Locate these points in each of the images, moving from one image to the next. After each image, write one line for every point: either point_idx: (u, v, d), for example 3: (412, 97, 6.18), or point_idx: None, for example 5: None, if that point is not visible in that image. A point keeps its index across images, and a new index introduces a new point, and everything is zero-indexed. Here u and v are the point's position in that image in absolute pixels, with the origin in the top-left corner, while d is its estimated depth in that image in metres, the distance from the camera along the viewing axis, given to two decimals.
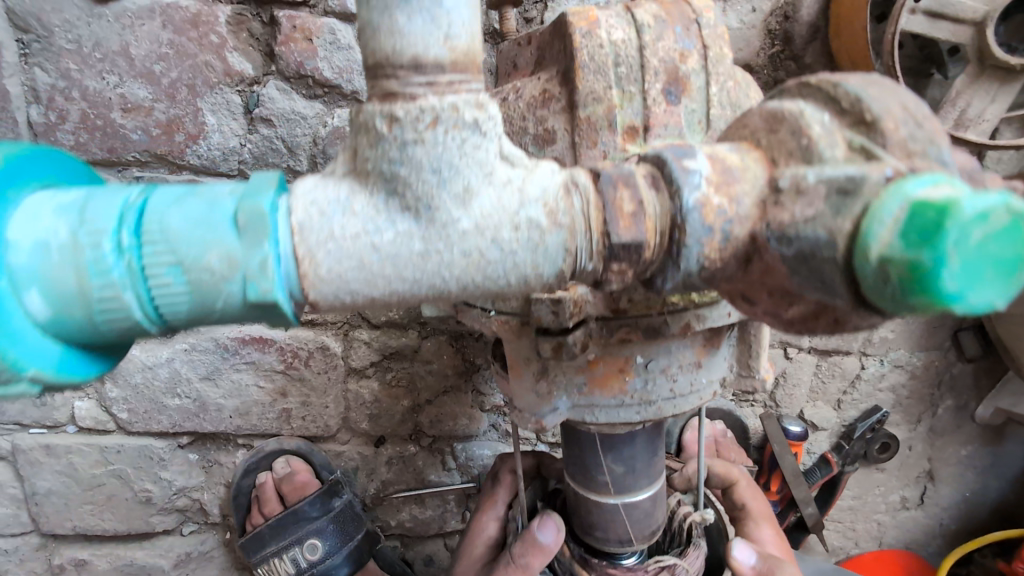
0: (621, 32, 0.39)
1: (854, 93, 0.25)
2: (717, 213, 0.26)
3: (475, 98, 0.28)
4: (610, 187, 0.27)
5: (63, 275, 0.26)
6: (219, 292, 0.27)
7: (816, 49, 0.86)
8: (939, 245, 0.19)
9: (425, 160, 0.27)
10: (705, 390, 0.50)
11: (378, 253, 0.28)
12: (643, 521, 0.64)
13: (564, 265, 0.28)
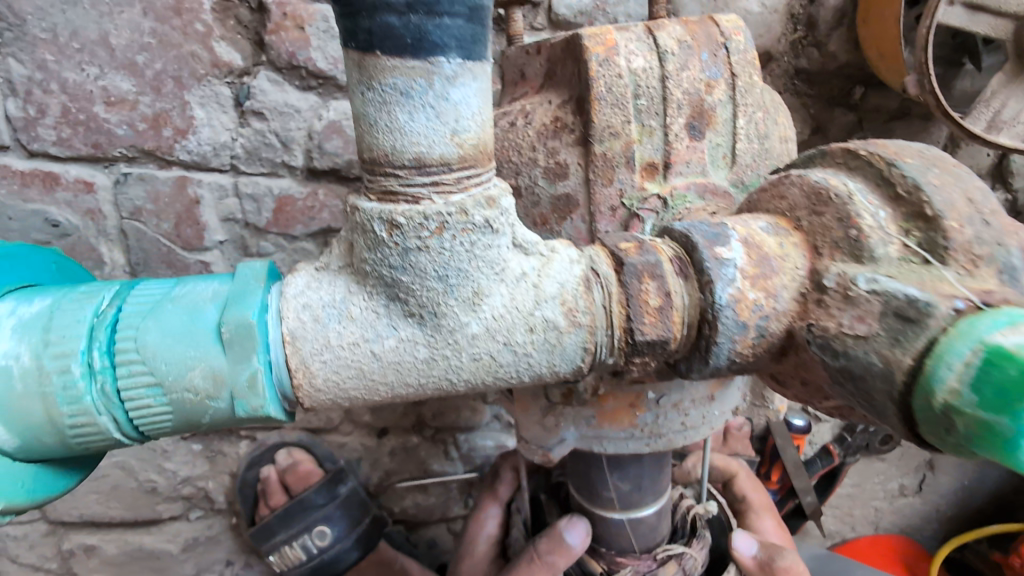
0: (642, 59, 0.36)
1: (912, 181, 0.30)
2: (753, 309, 0.31)
3: (485, 197, 0.31)
4: (635, 279, 0.32)
5: (31, 403, 0.31)
6: (206, 407, 0.32)
7: (842, 35, 0.80)
8: (1016, 415, 0.23)
9: (429, 266, 0.31)
10: (716, 421, 0.49)
11: (379, 360, 0.32)
12: (647, 535, 0.63)
13: (583, 361, 0.33)
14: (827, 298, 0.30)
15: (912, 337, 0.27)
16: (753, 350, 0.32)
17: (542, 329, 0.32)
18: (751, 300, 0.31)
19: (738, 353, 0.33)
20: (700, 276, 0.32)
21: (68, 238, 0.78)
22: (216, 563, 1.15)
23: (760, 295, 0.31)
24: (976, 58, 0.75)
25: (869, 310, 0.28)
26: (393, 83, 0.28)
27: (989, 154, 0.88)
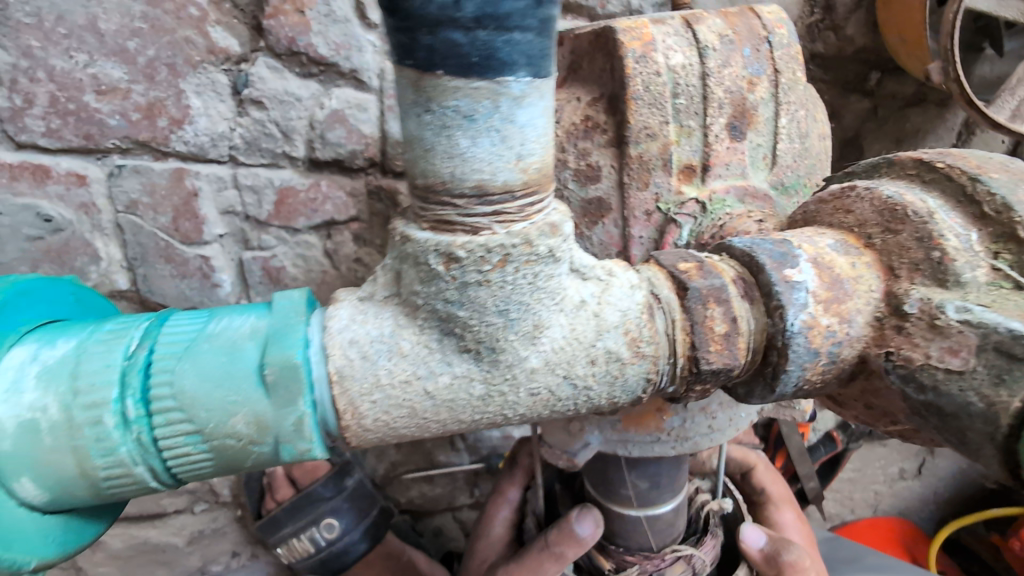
0: (681, 55, 0.35)
1: (1003, 199, 0.29)
2: (826, 335, 0.30)
3: (549, 225, 0.30)
4: (699, 304, 0.31)
5: (64, 455, 0.31)
6: (250, 451, 0.32)
7: (859, 19, 0.78)
8: None
9: (488, 300, 0.30)
10: (742, 422, 0.48)
11: (433, 398, 0.32)
12: (664, 531, 0.63)
13: (643, 392, 0.33)
14: (909, 326, 0.30)
15: (1018, 376, 0.26)
16: (822, 376, 0.32)
17: (603, 362, 0.32)
18: (824, 327, 0.30)
19: (804, 380, 0.32)
20: (768, 300, 0.31)
21: (62, 233, 0.75)
22: (223, 553, 1.17)
23: (833, 320, 0.30)
24: (998, 42, 0.73)
25: (964, 342, 0.27)
26: (455, 105, 0.28)
27: (1004, 141, 0.87)
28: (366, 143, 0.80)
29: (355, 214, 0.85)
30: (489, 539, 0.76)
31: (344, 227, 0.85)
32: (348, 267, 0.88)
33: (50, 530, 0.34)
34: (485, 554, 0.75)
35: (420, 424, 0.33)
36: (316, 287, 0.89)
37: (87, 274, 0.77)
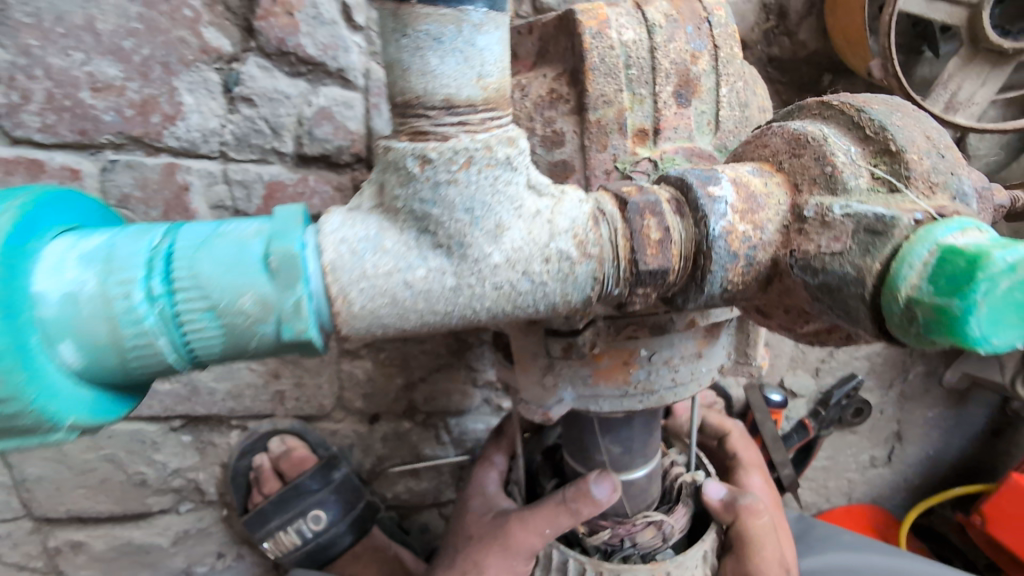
0: (633, 32, 0.39)
1: (878, 122, 0.34)
2: (743, 239, 0.35)
3: (506, 137, 0.35)
4: (637, 215, 0.35)
5: (95, 325, 0.32)
6: (255, 330, 0.34)
7: (811, 24, 0.85)
8: (967, 295, 0.27)
9: (457, 199, 0.35)
10: (704, 377, 0.52)
11: (410, 288, 0.35)
12: (638, 497, 0.67)
13: (593, 292, 0.36)
14: (806, 226, 0.34)
15: (881, 246, 0.30)
16: (742, 278, 0.36)
17: (557, 260, 0.35)
18: (740, 232, 0.35)
19: (728, 280, 0.36)
20: (695, 213, 0.35)
21: None
22: (207, 555, 1.17)
23: (748, 227, 0.35)
24: (934, 46, 0.81)
25: (844, 230, 0.32)
26: (426, 30, 0.33)
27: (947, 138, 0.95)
28: (353, 140, 0.85)
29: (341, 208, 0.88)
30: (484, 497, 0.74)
31: None
32: None
33: (85, 397, 0.34)
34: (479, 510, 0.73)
35: (402, 318, 0.36)
36: None
37: None
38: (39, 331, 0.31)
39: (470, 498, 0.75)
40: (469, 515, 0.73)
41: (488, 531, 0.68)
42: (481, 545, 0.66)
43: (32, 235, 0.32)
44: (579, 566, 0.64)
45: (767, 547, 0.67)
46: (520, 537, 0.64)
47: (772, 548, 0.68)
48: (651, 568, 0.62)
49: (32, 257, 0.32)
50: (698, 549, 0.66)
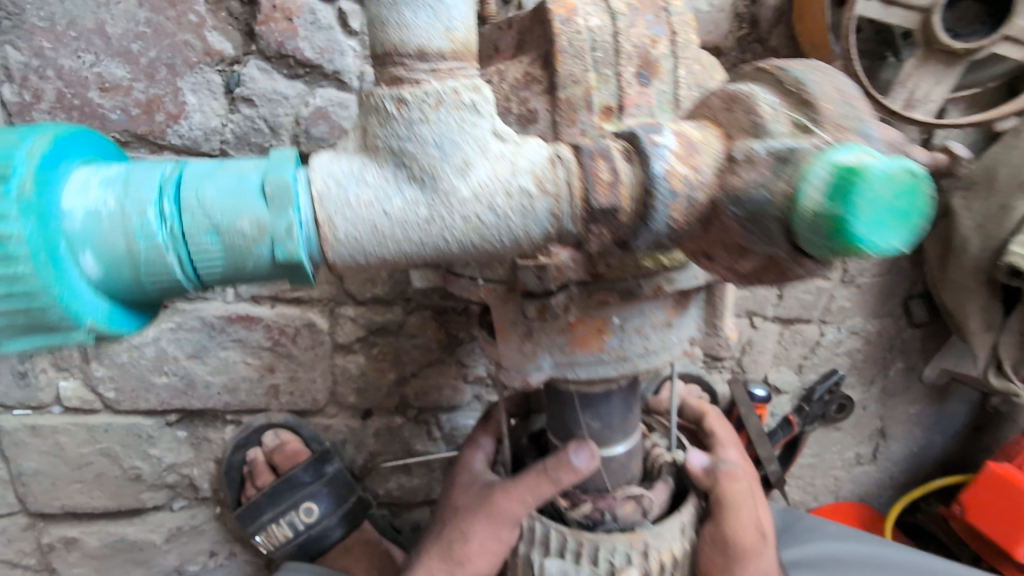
0: (598, 19, 0.43)
1: (797, 79, 0.34)
2: (682, 181, 0.32)
3: (472, 84, 0.36)
4: (589, 160, 0.33)
5: (113, 238, 0.33)
6: (251, 251, 0.34)
7: (781, 32, 0.90)
8: (851, 201, 0.25)
9: (430, 137, 0.35)
10: (675, 347, 0.56)
11: (389, 217, 0.35)
12: (619, 472, 0.70)
13: (551, 229, 0.35)
14: (737, 164, 0.31)
15: (788, 169, 0.28)
16: (682, 220, 0.34)
17: (518, 196, 0.34)
18: (680, 174, 0.31)
19: (671, 220, 0.34)
20: (639, 157, 0.32)
21: None
22: (200, 553, 1.18)
23: (687, 170, 0.31)
24: (896, 51, 0.86)
25: (764, 162, 0.30)
26: None
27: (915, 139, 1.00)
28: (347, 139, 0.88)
29: None
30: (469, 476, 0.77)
31: None
32: None
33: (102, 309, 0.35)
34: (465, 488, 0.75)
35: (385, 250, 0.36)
36: None
37: None
38: (65, 239, 0.32)
39: (458, 477, 0.78)
40: (457, 488, 0.76)
41: (475, 500, 0.71)
42: (468, 514, 0.70)
43: (61, 158, 0.33)
44: (559, 535, 0.68)
45: (744, 510, 0.70)
46: (504, 505, 0.68)
47: (748, 511, 0.71)
48: (629, 537, 0.66)
49: (60, 177, 0.33)
50: (675, 521, 0.68)
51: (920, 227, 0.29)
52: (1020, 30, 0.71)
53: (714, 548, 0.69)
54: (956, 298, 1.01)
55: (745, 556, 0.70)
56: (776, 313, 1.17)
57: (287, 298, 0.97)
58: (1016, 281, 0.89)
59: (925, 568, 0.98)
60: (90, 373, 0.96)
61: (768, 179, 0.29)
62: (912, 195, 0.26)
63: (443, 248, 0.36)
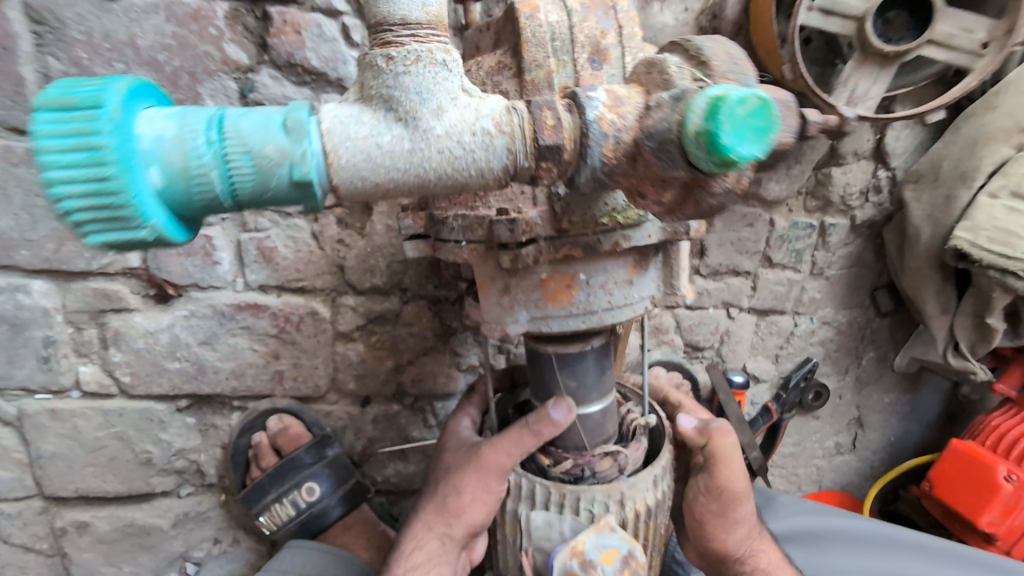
0: (556, 15, 0.52)
1: (698, 45, 0.38)
2: (609, 124, 0.37)
3: (445, 46, 0.38)
4: (538, 109, 0.38)
5: (172, 154, 0.32)
6: (273, 174, 0.34)
7: (740, 43, 1.01)
8: (715, 117, 0.31)
9: (411, 86, 0.36)
10: (637, 303, 0.63)
11: (380, 149, 0.36)
12: (596, 431, 0.76)
13: (509, 164, 0.38)
14: (652, 110, 0.36)
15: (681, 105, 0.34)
16: (614, 156, 0.38)
17: (481, 135, 0.37)
18: (609, 120, 0.37)
19: (603, 158, 0.38)
20: (579, 108, 0.38)
21: None
22: (205, 540, 1.23)
23: (615, 117, 0.37)
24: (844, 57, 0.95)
25: (665, 105, 0.35)
26: None
27: (870, 139, 1.10)
28: None
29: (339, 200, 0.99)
30: (458, 438, 0.85)
31: (329, 212, 1.00)
32: (332, 248, 1.02)
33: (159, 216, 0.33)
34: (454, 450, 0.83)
35: (381, 182, 0.37)
36: (303, 266, 1.03)
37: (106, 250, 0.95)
38: (133, 151, 0.32)
39: (448, 441, 0.85)
40: (447, 452, 0.83)
41: (463, 459, 0.78)
42: (459, 470, 0.77)
43: (134, 93, 0.33)
44: (544, 489, 0.73)
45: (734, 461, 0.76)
46: (491, 458, 0.75)
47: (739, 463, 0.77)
48: (607, 487, 0.71)
49: (130, 104, 0.33)
50: (649, 473, 0.74)
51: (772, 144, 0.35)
52: (943, 35, 0.80)
53: (709, 498, 0.77)
54: (914, 284, 1.09)
55: (737, 502, 0.77)
56: (750, 304, 1.25)
57: (292, 287, 1.05)
58: (962, 263, 0.97)
59: (901, 542, 1.04)
60: (108, 358, 1.03)
61: (664, 122, 0.35)
62: (769, 115, 0.31)
63: (427, 182, 0.37)
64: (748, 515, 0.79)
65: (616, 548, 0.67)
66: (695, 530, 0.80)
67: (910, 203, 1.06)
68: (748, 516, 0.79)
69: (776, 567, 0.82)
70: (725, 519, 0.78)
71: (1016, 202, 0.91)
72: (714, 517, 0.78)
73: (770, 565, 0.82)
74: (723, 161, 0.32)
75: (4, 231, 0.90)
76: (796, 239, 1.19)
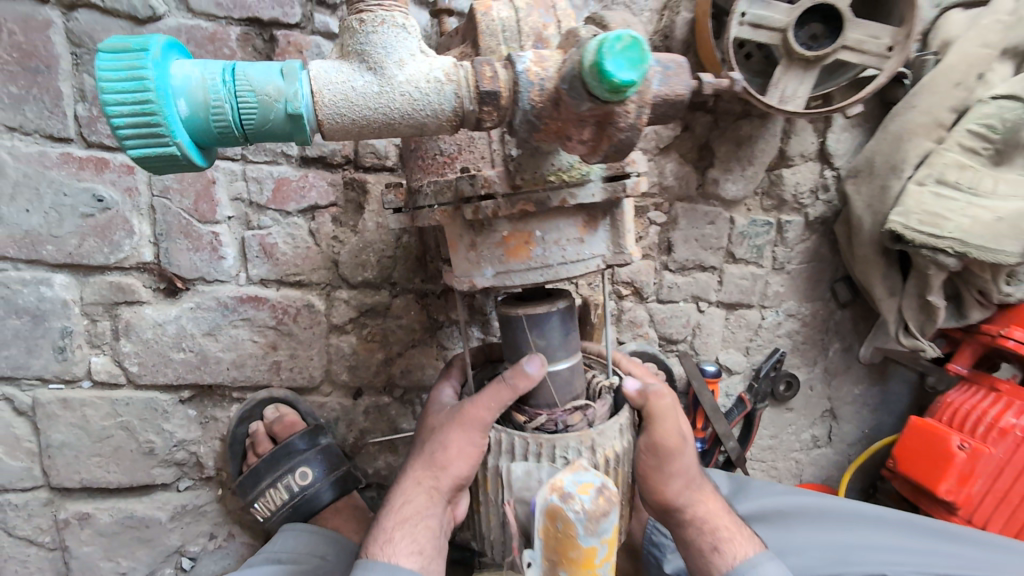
0: (506, 12, 0.63)
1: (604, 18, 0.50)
2: (535, 75, 0.47)
3: (406, 15, 0.50)
4: (479, 65, 0.48)
5: (196, 90, 0.43)
6: (272, 108, 0.44)
7: (689, 58, 1.14)
8: (601, 51, 0.41)
9: (379, 43, 0.48)
10: (589, 260, 0.72)
11: (355, 90, 0.47)
12: (565, 388, 0.84)
13: (457, 107, 0.48)
14: (567, 60, 0.46)
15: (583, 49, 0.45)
16: (540, 100, 0.48)
17: (433, 83, 0.48)
18: (535, 72, 0.47)
19: (532, 103, 0.48)
20: (512, 64, 0.48)
21: (108, 210, 1.02)
22: (201, 534, 1.27)
23: (540, 69, 0.47)
24: None
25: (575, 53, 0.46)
26: None
27: (814, 142, 1.22)
28: (343, 145, 1.09)
29: (334, 200, 1.12)
30: (439, 406, 0.92)
31: (325, 210, 1.12)
32: (327, 244, 1.14)
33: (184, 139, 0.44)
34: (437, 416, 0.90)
35: (357, 118, 0.47)
36: (301, 262, 1.13)
37: (123, 246, 1.05)
38: (167, 86, 0.42)
39: (432, 409, 0.93)
40: (431, 416, 0.90)
41: (448, 420, 0.84)
42: (444, 428, 0.83)
43: (169, 45, 0.44)
44: (521, 440, 0.81)
45: (669, 420, 0.84)
46: (472, 412, 0.82)
47: (671, 420, 0.85)
48: (579, 435, 0.79)
49: (167, 53, 0.43)
50: (615, 423, 0.82)
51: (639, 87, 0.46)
52: (854, 41, 0.94)
53: (647, 454, 0.84)
54: (864, 271, 1.18)
55: (672, 456, 0.85)
56: (718, 298, 1.34)
57: (291, 281, 1.15)
58: (899, 245, 1.08)
59: (861, 515, 1.09)
60: (119, 349, 1.11)
61: (570, 63, 0.45)
62: (641, 50, 0.42)
63: (392, 120, 0.48)
64: (684, 468, 0.86)
65: (591, 481, 0.66)
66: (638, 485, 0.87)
67: (852, 196, 1.17)
68: (686, 470, 0.86)
69: (717, 517, 0.88)
70: (661, 472, 0.85)
71: (940, 188, 1.02)
72: (652, 471, 0.85)
73: (711, 516, 0.88)
74: (611, 85, 0.42)
75: (33, 228, 1.01)
76: (756, 236, 1.29)
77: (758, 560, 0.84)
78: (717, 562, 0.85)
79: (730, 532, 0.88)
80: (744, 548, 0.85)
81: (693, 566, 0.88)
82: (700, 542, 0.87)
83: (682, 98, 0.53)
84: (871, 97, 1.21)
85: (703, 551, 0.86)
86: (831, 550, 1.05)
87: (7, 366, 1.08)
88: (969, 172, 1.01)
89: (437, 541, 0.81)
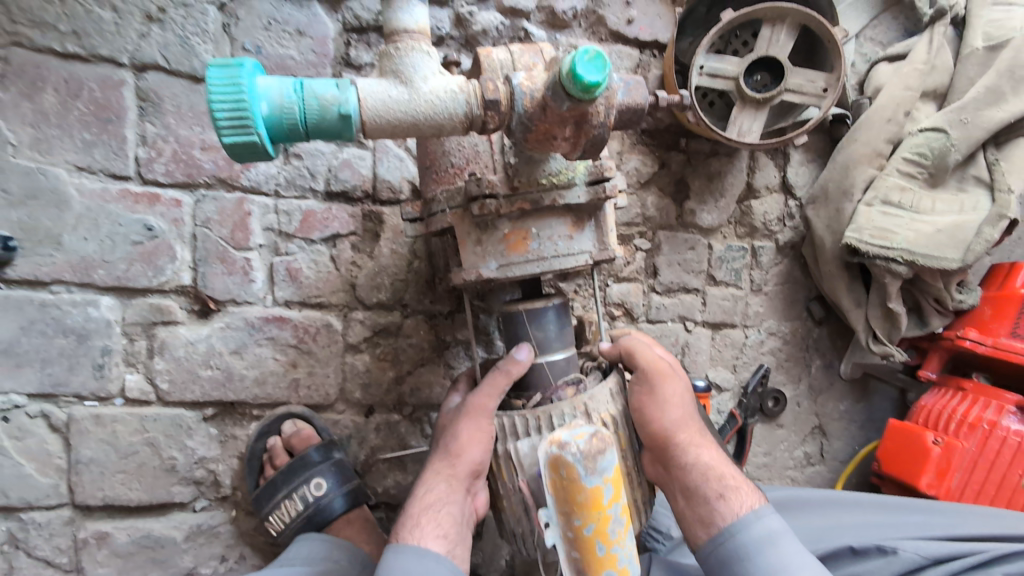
0: (502, 56, 0.79)
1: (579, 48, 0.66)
2: (526, 86, 0.62)
3: (427, 46, 0.66)
4: (485, 81, 0.63)
5: (276, 95, 0.58)
6: (330, 108, 0.59)
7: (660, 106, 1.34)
8: (573, 59, 0.57)
9: (410, 64, 0.64)
10: (578, 254, 0.84)
11: (391, 98, 0.62)
12: (561, 370, 0.94)
13: (467, 112, 0.63)
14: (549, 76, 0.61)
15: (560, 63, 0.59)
16: (531, 106, 0.62)
17: (448, 94, 0.63)
18: (525, 85, 0.62)
19: (524, 108, 0.63)
20: (508, 84, 0.63)
21: (156, 238, 1.16)
22: (212, 557, 1.29)
23: (529, 84, 0.62)
24: None
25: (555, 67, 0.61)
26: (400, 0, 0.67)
27: (775, 177, 1.40)
28: (363, 181, 1.26)
29: (353, 229, 1.27)
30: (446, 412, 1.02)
31: (345, 238, 1.27)
32: (346, 269, 1.27)
33: (262, 132, 0.58)
34: (443, 420, 0.99)
35: (392, 118, 0.62)
36: (322, 285, 1.26)
37: (165, 270, 1.18)
38: (255, 92, 0.57)
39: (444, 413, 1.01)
40: (445, 416, 1.00)
41: (456, 416, 0.92)
42: (455, 422, 0.91)
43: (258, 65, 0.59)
44: (523, 420, 0.89)
45: (643, 349, 0.98)
46: (477, 401, 0.91)
47: (653, 353, 0.98)
48: (573, 402, 0.88)
49: (256, 70, 0.58)
50: (605, 388, 0.92)
51: (605, 91, 0.61)
52: (795, 85, 1.13)
53: (640, 383, 0.95)
54: (831, 285, 1.31)
55: (662, 382, 0.95)
56: (703, 317, 1.44)
57: (312, 303, 1.27)
58: (857, 257, 1.21)
59: (839, 501, 1.21)
60: (152, 366, 1.20)
61: (553, 74, 0.60)
62: (602, 61, 0.57)
63: (417, 121, 0.63)
64: (676, 397, 0.94)
65: (584, 429, 0.75)
66: (638, 419, 0.93)
67: (812, 220, 1.31)
68: (676, 399, 0.94)
69: (722, 466, 0.92)
70: (655, 400, 0.93)
71: (887, 208, 1.17)
72: (648, 398, 0.93)
73: (716, 465, 0.92)
74: (580, 85, 0.57)
75: (88, 254, 1.14)
76: (733, 260, 1.42)
77: (763, 512, 0.87)
78: (723, 508, 0.88)
79: (737, 482, 0.91)
80: (750, 498, 0.89)
81: (694, 515, 0.90)
82: (707, 488, 0.89)
83: (642, 107, 0.68)
84: (820, 137, 1.39)
85: (708, 497, 0.89)
86: (808, 532, 1.14)
87: (48, 384, 1.16)
88: (909, 193, 1.16)
89: (460, 527, 0.88)
